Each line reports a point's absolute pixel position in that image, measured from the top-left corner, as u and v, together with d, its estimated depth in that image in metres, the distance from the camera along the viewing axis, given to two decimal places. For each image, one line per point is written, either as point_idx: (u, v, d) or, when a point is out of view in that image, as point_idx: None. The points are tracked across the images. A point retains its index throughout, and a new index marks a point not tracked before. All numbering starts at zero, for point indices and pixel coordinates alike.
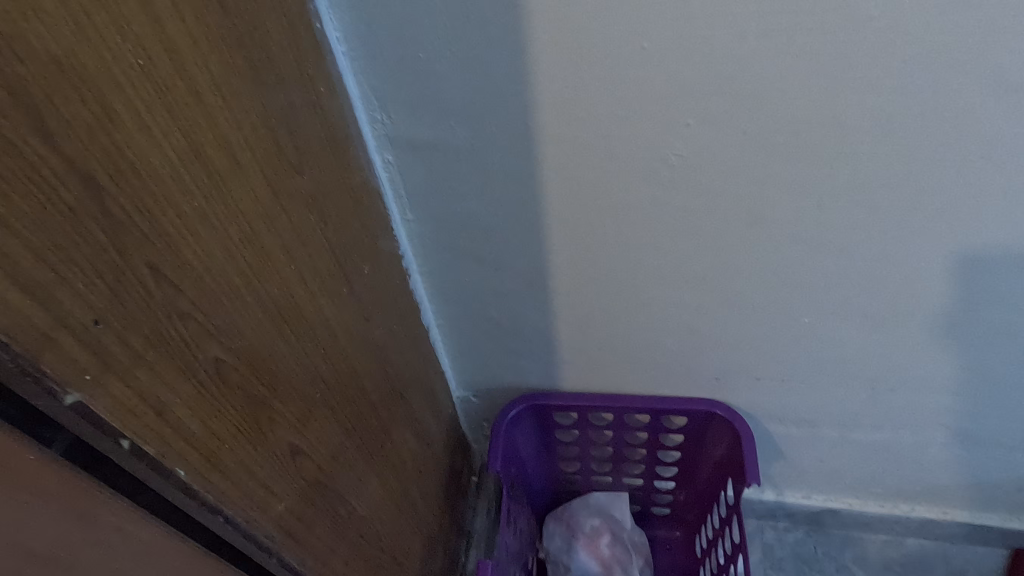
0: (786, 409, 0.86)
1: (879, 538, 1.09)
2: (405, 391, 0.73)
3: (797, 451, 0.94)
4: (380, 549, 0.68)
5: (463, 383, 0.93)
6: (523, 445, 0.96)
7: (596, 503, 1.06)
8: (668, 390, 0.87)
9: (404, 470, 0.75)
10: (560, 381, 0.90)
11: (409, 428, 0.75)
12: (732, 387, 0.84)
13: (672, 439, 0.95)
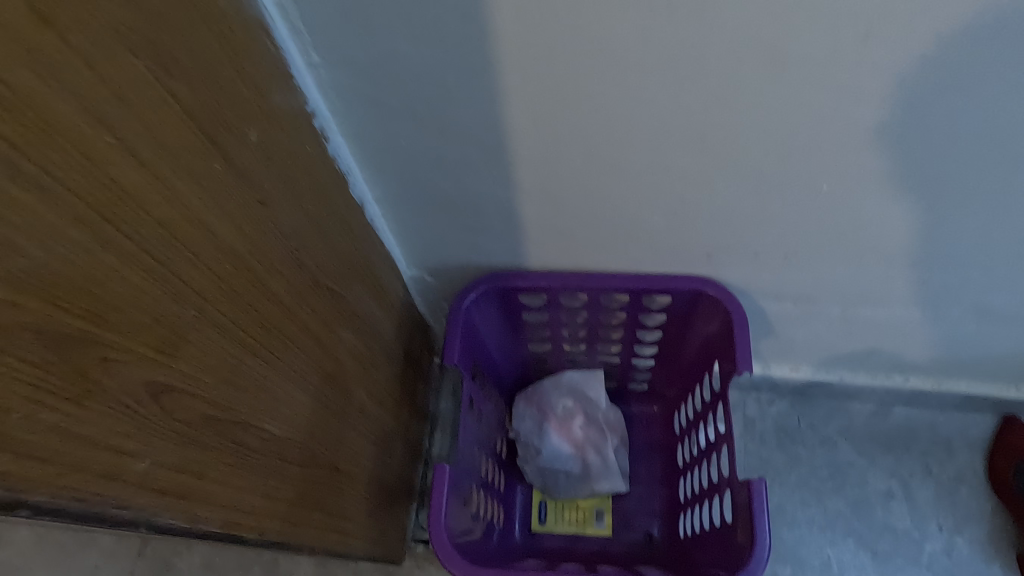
0: (785, 286, 0.75)
1: (866, 408, 1.04)
2: (336, 281, 0.60)
3: (790, 327, 0.85)
4: (314, 465, 0.59)
5: (415, 262, 0.81)
6: (487, 329, 0.85)
7: (570, 383, 0.98)
8: (651, 268, 0.75)
9: (342, 372, 0.64)
10: (526, 259, 0.77)
11: (346, 324, 0.64)
12: (725, 264, 0.72)
13: (654, 319, 0.85)
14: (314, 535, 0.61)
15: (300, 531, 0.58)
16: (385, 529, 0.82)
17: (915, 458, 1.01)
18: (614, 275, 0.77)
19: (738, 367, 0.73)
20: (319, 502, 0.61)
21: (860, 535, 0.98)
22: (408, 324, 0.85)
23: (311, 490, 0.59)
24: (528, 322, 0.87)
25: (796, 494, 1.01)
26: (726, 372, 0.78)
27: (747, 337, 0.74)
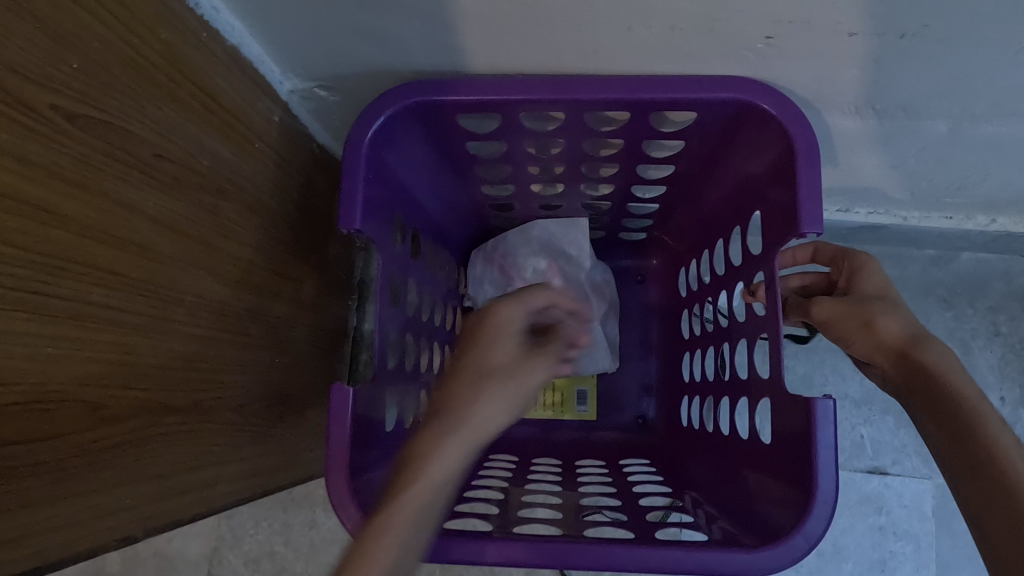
0: (874, 93, 0.48)
1: (924, 254, 0.81)
2: (83, 98, 0.32)
3: (860, 151, 0.58)
4: (97, 425, 0.35)
5: (294, 67, 0.51)
6: (418, 170, 0.57)
7: (542, 237, 0.73)
8: (670, 67, 0.46)
9: (142, 263, 0.37)
10: (465, 58, 0.48)
11: (133, 179, 0.36)
12: (792, 54, 0.43)
13: (663, 149, 0.57)
14: (126, 520, 0.38)
15: (81, 533, 0.35)
16: (288, 449, 0.61)
17: (980, 316, 0.80)
18: (612, 81, 0.48)
19: (798, 224, 0.47)
20: (129, 470, 0.38)
21: (903, 412, 0.79)
22: (297, 165, 0.57)
23: (99, 463, 0.36)
24: (479, 160, 0.59)
25: (828, 363, 0.80)
26: (777, 229, 0.52)
27: (815, 175, 0.47)
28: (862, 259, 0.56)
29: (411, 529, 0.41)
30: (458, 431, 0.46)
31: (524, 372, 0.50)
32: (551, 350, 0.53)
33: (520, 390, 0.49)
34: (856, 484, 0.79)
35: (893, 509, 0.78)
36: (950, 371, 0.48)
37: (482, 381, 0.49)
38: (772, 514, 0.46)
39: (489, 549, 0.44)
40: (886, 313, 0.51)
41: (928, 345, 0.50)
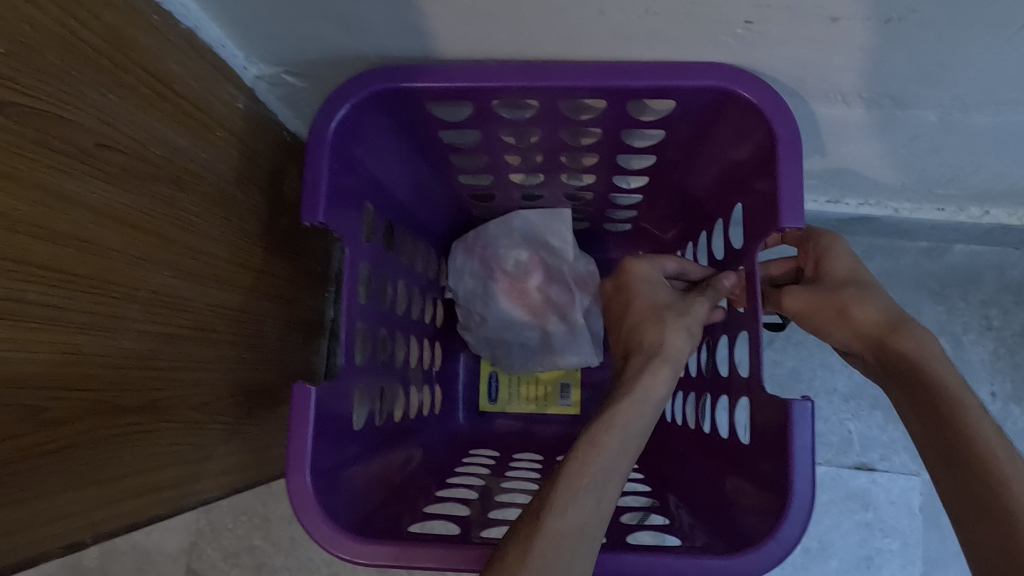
0: (861, 80, 0.46)
1: (916, 246, 0.79)
2: (11, 85, 0.30)
3: (848, 141, 0.56)
4: (37, 429, 0.33)
5: (257, 51, 0.49)
6: (391, 160, 0.55)
7: (523, 228, 0.71)
8: (646, 53, 0.45)
9: (85, 258, 0.36)
10: (433, 43, 0.46)
11: (72, 170, 0.34)
12: (773, 39, 0.41)
13: (644, 139, 0.55)
14: (75, 525, 0.37)
15: (22, 541, 0.33)
16: (259, 445, 0.60)
17: (972, 309, 0.78)
18: (587, 68, 0.45)
19: (779, 218, 0.46)
20: (78, 474, 0.37)
21: (892, 407, 0.77)
22: (265, 153, 0.56)
23: (41, 468, 0.34)
24: (454, 149, 0.57)
25: (816, 357, 0.79)
26: (760, 223, 0.50)
27: (798, 167, 0.45)
28: (825, 242, 0.54)
29: (599, 482, 0.40)
30: (626, 397, 0.45)
31: (677, 333, 0.49)
32: (701, 305, 0.52)
33: (670, 345, 0.48)
34: (843, 480, 0.77)
35: (880, 505, 0.77)
36: (926, 356, 0.46)
37: (652, 354, 0.48)
38: (753, 517, 0.44)
39: (450, 556, 0.42)
40: (858, 302, 0.50)
41: (906, 330, 0.48)
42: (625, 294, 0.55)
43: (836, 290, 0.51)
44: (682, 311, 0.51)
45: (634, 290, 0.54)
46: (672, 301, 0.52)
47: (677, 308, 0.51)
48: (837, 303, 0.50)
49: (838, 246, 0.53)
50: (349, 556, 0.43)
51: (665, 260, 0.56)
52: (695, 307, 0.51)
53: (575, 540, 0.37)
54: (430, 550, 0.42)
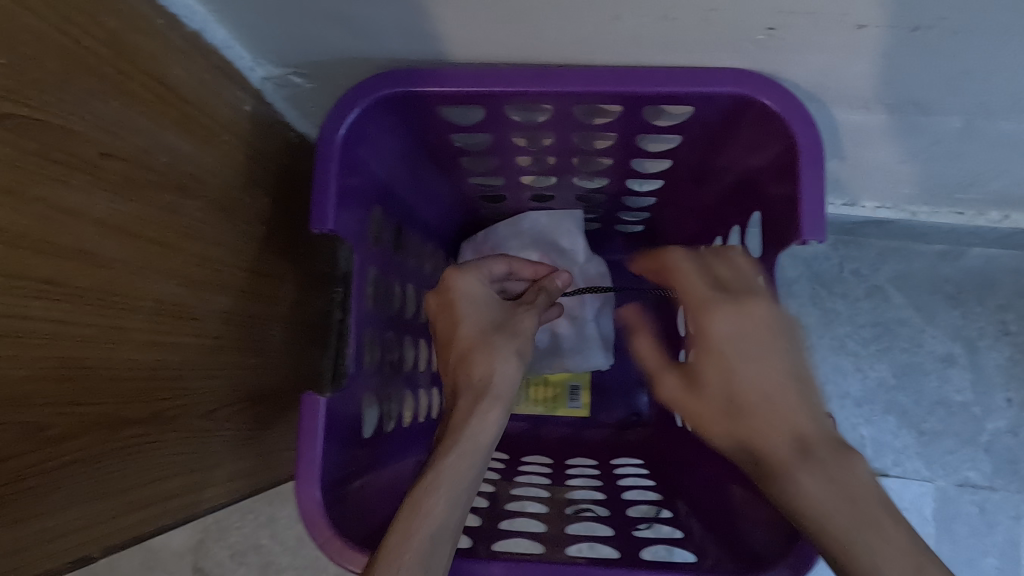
0: (884, 87, 0.44)
1: (932, 250, 0.78)
2: (12, 96, 0.29)
3: (867, 146, 0.55)
4: (41, 447, 0.33)
5: (264, 53, 0.48)
6: (401, 162, 0.54)
7: (533, 229, 0.70)
8: (663, 59, 0.43)
9: (89, 271, 0.35)
10: (444, 47, 0.45)
11: (74, 181, 0.33)
12: (796, 46, 0.40)
13: (659, 143, 0.54)
14: (80, 540, 0.37)
15: (30, 558, 0.33)
16: (265, 450, 0.59)
17: (989, 314, 0.77)
18: (602, 73, 0.44)
19: (800, 228, 0.44)
20: (85, 488, 0.36)
21: (905, 412, 0.77)
22: (271, 156, 0.55)
23: (46, 486, 0.33)
24: (464, 152, 0.56)
25: (828, 361, 0.78)
26: (778, 231, 0.49)
27: (819, 177, 0.44)
28: (717, 338, 0.49)
29: (423, 554, 0.38)
30: (453, 450, 0.43)
31: (505, 360, 0.47)
32: (524, 322, 0.51)
33: (500, 378, 0.47)
34: None
35: None
36: (834, 504, 0.40)
37: (479, 393, 0.46)
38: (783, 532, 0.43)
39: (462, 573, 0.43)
40: (765, 412, 0.46)
41: (818, 471, 0.42)
42: (447, 314, 0.51)
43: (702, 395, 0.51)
44: (512, 333, 0.49)
45: (460, 309, 0.51)
46: (492, 322, 0.50)
47: (503, 329, 0.49)
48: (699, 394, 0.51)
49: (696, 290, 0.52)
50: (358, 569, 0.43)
51: (488, 265, 0.55)
52: (520, 329, 0.50)
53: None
54: None
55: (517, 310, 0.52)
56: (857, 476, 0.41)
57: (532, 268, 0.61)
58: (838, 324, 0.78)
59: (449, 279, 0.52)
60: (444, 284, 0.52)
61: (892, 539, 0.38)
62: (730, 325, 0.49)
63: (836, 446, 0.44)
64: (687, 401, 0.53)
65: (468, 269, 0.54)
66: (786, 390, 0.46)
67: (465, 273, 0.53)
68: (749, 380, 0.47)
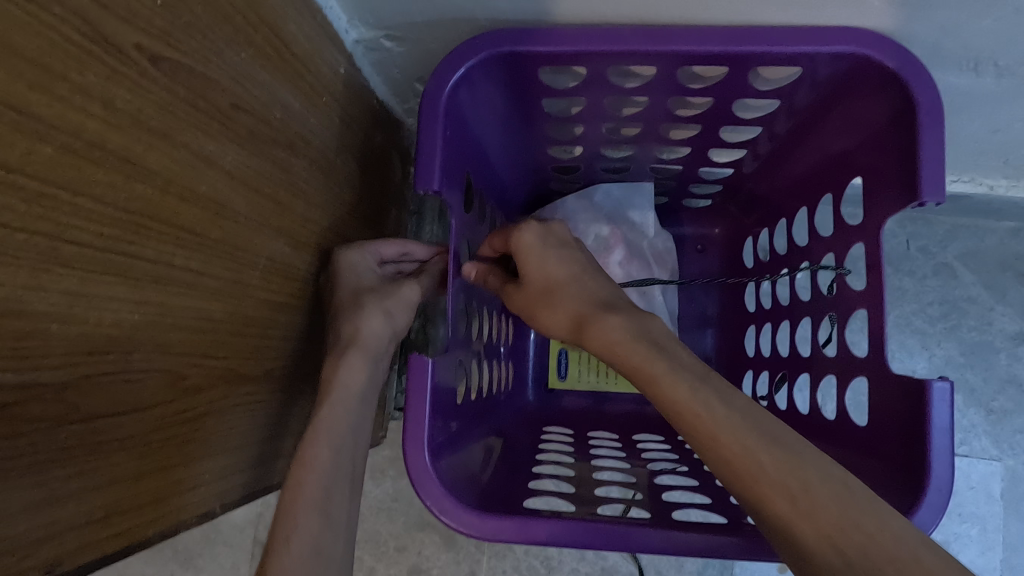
0: (1003, 45, 0.43)
1: (1002, 227, 0.77)
2: (167, 39, 0.29)
3: (962, 113, 0.54)
4: (178, 396, 0.33)
5: (363, 15, 0.48)
6: (491, 127, 0.54)
7: (604, 202, 0.69)
8: (778, 16, 0.43)
9: (219, 223, 0.35)
10: (552, 5, 0.44)
11: (213, 131, 0.33)
12: (924, 1, 0.39)
13: (753, 108, 0.53)
14: (205, 495, 0.37)
15: (166, 510, 0.33)
16: None
17: None
18: (714, 31, 0.44)
19: (920, 191, 0.44)
20: (210, 443, 0.36)
21: (973, 391, 0.76)
22: (359, 120, 0.54)
23: (181, 437, 0.33)
24: (550, 118, 0.55)
25: (894, 338, 0.77)
26: (885, 194, 0.48)
27: (939, 139, 0.43)
28: (528, 240, 0.48)
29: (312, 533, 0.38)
30: (327, 401, 0.43)
31: (380, 319, 0.48)
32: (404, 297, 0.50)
33: (370, 332, 0.47)
34: None
35: (959, 490, 0.75)
36: (643, 351, 0.40)
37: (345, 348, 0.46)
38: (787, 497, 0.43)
39: (578, 530, 0.43)
40: (557, 301, 0.46)
41: (626, 317, 0.43)
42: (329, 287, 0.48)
43: (536, 305, 0.47)
44: (385, 293, 0.49)
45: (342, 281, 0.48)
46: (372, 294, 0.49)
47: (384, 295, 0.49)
48: (539, 309, 0.47)
49: (521, 242, 0.48)
50: (472, 530, 0.43)
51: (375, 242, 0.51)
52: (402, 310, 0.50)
53: (308, 566, 0.37)
54: (545, 524, 0.43)
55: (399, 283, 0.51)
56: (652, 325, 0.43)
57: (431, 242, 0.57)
58: (906, 301, 0.77)
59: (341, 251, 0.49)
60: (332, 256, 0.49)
61: (736, 400, 0.37)
62: (535, 232, 0.48)
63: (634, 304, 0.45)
64: (518, 301, 0.49)
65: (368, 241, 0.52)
66: (579, 278, 0.47)
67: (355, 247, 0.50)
68: (557, 270, 0.47)
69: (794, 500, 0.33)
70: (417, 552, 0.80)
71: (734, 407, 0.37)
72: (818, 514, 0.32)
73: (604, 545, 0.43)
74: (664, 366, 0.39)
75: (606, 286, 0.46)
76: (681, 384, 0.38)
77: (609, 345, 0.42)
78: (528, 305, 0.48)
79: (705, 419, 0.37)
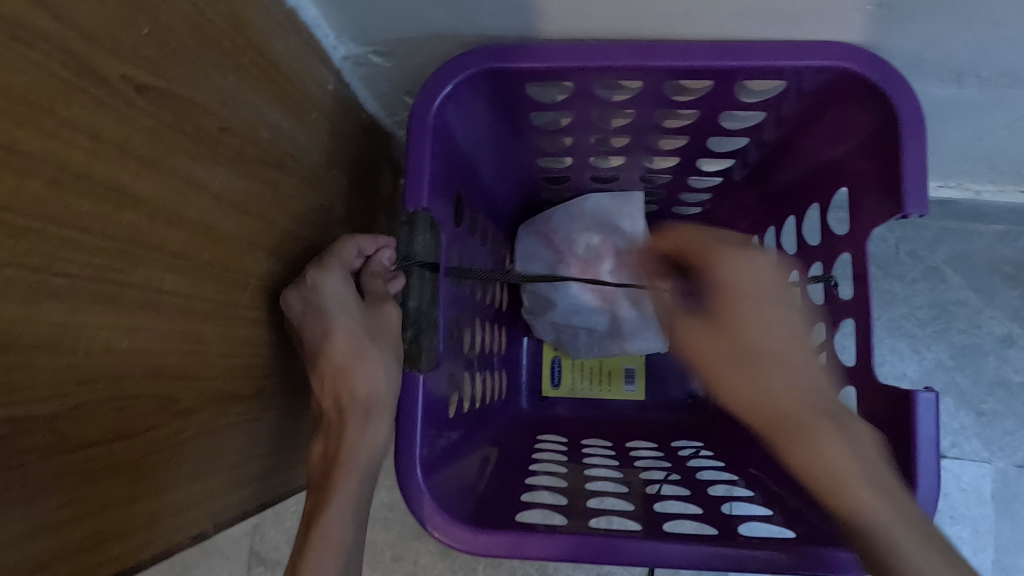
0: (984, 57, 0.44)
1: (990, 231, 0.77)
2: (152, 67, 0.29)
3: (947, 122, 0.55)
4: (170, 419, 0.33)
5: (351, 31, 0.48)
6: (480, 141, 0.54)
7: (594, 211, 0.70)
8: (762, 30, 0.43)
9: (209, 245, 0.35)
10: (537, 20, 0.44)
11: (201, 155, 0.33)
12: (905, 17, 0.40)
13: (739, 120, 0.54)
14: (198, 515, 0.37)
15: (160, 532, 0.33)
16: None
17: None
18: (699, 46, 0.44)
19: (903, 202, 0.44)
20: (203, 464, 0.36)
21: (963, 393, 0.76)
22: (349, 135, 0.54)
23: (173, 459, 0.34)
24: (538, 130, 0.56)
25: (884, 342, 0.78)
26: (870, 204, 0.49)
27: (920, 151, 0.44)
28: (741, 286, 0.47)
29: None
30: (346, 469, 0.44)
31: (380, 369, 0.46)
32: (394, 332, 0.48)
33: (377, 386, 0.46)
34: None
35: (950, 492, 0.76)
36: (840, 447, 0.41)
37: (362, 409, 0.45)
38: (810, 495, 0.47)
39: (568, 544, 0.43)
40: (772, 365, 0.45)
41: (836, 430, 0.42)
42: (319, 333, 0.43)
43: (738, 361, 0.46)
44: (381, 334, 0.47)
45: (335, 332, 0.44)
46: (362, 338, 0.46)
47: (373, 337, 0.47)
48: (728, 371, 0.47)
49: (727, 282, 0.48)
50: (464, 546, 0.44)
51: (342, 260, 0.46)
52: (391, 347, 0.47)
53: None
54: (536, 539, 0.43)
55: (373, 310, 0.47)
56: (865, 442, 0.42)
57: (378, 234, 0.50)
58: (896, 304, 0.78)
59: (315, 283, 0.43)
60: (305, 288, 0.43)
61: (892, 487, 0.40)
62: (752, 278, 0.48)
63: (841, 410, 0.44)
64: (705, 348, 0.49)
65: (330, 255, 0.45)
66: (795, 353, 0.45)
67: (326, 273, 0.44)
68: (774, 335, 0.46)
69: (894, 537, 0.38)
70: (414, 560, 0.80)
71: (873, 480, 0.41)
72: (901, 548, 0.38)
73: (594, 559, 0.43)
74: (847, 451, 0.41)
75: (810, 368, 0.45)
76: (839, 442, 0.42)
77: (812, 459, 0.42)
78: (720, 356, 0.48)
79: (845, 490, 0.40)
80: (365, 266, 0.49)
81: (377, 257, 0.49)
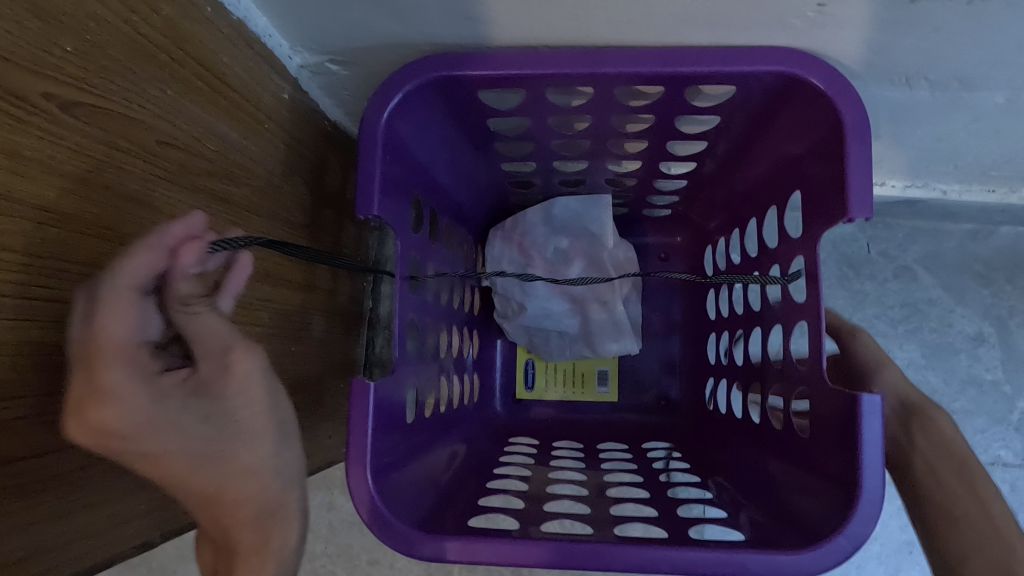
0: (931, 61, 0.44)
1: (961, 230, 0.77)
2: (79, 84, 0.29)
3: (905, 124, 0.55)
4: None
5: (303, 41, 0.48)
6: (438, 147, 0.54)
7: (563, 215, 0.70)
8: (708, 37, 0.43)
9: None
10: (485, 28, 0.44)
11: (138, 169, 0.34)
12: (845, 23, 0.40)
13: (696, 124, 0.54)
14: (141, 525, 0.37)
15: (96, 545, 0.33)
16: (304, 438, 0.60)
17: (1018, 293, 0.77)
18: (647, 52, 0.44)
19: (849, 207, 0.44)
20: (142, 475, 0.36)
21: (935, 392, 0.77)
22: (308, 143, 0.55)
23: (111, 470, 0.34)
24: (497, 136, 0.56)
25: None
26: (821, 208, 0.49)
27: (866, 155, 0.44)
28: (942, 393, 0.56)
29: None
30: None
31: (262, 460, 0.34)
32: (255, 394, 0.34)
33: (266, 482, 0.34)
34: None
35: None
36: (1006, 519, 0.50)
37: (258, 523, 0.34)
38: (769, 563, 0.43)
39: (552, 552, 0.43)
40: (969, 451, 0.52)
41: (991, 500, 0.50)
42: (149, 467, 0.30)
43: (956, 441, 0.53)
44: (241, 405, 0.33)
45: (172, 462, 0.31)
46: (214, 440, 0.32)
47: (229, 426, 0.33)
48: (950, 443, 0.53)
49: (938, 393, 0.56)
50: (428, 553, 0.44)
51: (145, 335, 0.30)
52: (256, 423, 0.34)
53: None
54: (519, 547, 0.43)
55: (208, 382, 0.33)
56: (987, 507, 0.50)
57: (151, 256, 0.30)
58: (869, 304, 0.78)
59: (104, 423, 0.28)
60: (90, 427, 0.28)
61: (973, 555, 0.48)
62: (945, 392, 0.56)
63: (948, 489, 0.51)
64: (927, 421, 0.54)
65: (100, 349, 0.28)
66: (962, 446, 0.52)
67: (112, 396, 0.28)
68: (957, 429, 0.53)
69: None
70: (390, 564, 0.81)
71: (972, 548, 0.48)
72: None
73: (578, 566, 0.43)
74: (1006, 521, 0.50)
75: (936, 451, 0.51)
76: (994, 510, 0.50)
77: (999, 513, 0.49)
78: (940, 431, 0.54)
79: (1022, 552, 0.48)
80: (172, 288, 0.32)
81: (181, 286, 0.32)
